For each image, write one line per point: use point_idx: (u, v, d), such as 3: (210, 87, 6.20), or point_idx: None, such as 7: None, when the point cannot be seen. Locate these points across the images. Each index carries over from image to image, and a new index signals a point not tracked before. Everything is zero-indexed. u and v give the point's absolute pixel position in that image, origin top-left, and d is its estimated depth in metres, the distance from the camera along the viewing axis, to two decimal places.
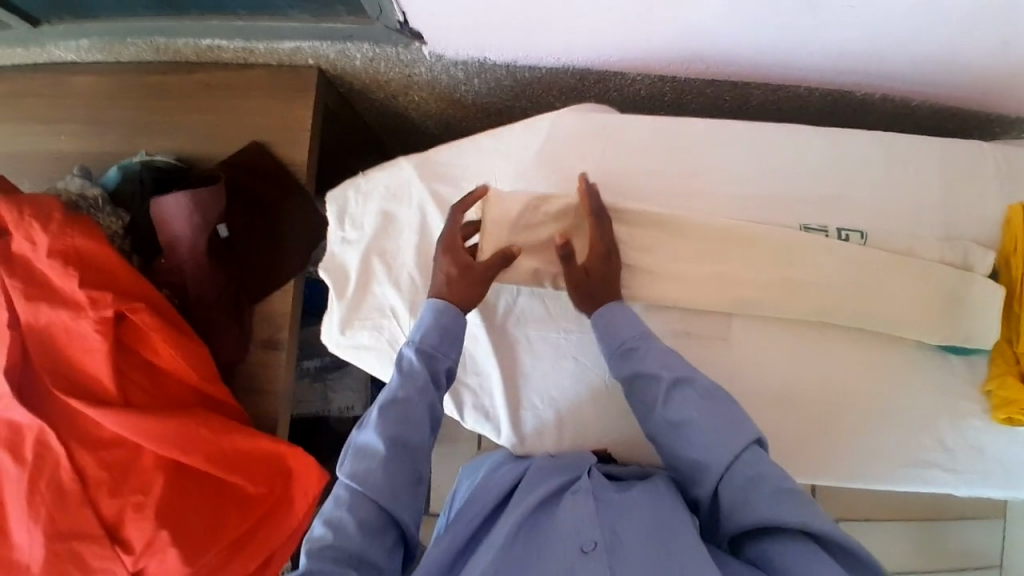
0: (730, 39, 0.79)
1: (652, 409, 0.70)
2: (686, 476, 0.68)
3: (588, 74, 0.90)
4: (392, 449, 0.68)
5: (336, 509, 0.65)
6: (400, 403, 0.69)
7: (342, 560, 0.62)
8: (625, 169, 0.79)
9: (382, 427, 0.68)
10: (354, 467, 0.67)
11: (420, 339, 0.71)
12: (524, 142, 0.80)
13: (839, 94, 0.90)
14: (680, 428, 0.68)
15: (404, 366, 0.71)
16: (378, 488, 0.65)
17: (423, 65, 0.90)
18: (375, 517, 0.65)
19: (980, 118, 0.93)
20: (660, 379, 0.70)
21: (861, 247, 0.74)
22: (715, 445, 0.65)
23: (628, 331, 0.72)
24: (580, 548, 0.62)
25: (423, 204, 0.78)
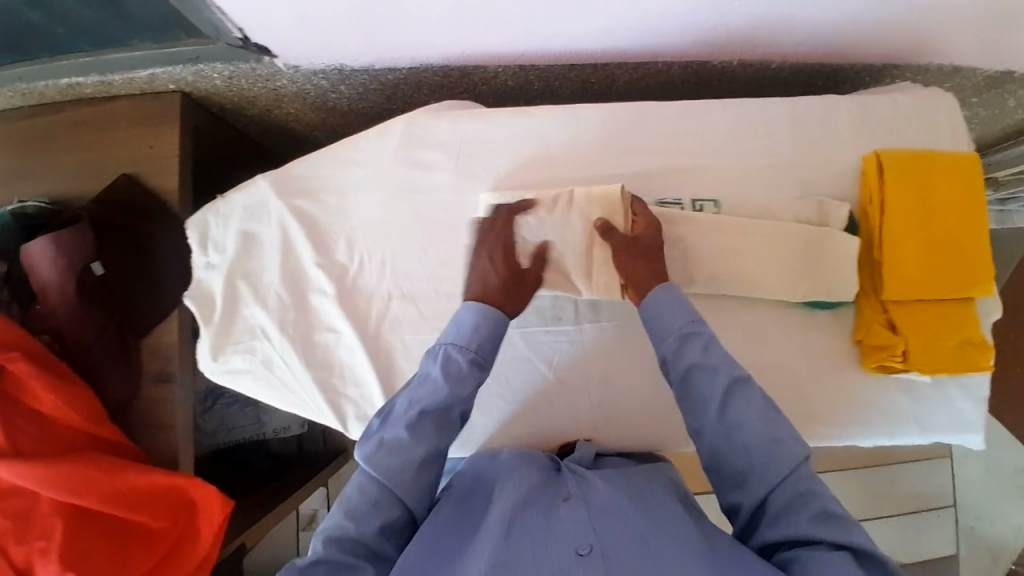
0: (572, 25, 0.79)
1: (709, 407, 0.64)
2: (730, 479, 0.64)
3: (450, 71, 0.90)
4: (428, 456, 0.65)
5: (358, 502, 0.63)
6: (442, 410, 0.66)
7: (355, 552, 0.61)
8: (486, 164, 0.79)
9: (423, 432, 0.65)
10: (385, 463, 0.64)
11: (473, 347, 0.67)
12: (378, 150, 0.79)
13: (699, 65, 0.91)
14: (737, 431, 0.63)
15: (454, 371, 0.66)
16: (404, 486, 0.64)
17: (284, 78, 0.89)
18: (397, 516, 0.64)
19: (846, 71, 0.94)
20: (718, 374, 0.64)
21: (714, 214, 0.76)
22: (773, 455, 0.62)
23: (681, 321, 0.67)
24: (576, 551, 0.60)
25: (283, 222, 0.78)
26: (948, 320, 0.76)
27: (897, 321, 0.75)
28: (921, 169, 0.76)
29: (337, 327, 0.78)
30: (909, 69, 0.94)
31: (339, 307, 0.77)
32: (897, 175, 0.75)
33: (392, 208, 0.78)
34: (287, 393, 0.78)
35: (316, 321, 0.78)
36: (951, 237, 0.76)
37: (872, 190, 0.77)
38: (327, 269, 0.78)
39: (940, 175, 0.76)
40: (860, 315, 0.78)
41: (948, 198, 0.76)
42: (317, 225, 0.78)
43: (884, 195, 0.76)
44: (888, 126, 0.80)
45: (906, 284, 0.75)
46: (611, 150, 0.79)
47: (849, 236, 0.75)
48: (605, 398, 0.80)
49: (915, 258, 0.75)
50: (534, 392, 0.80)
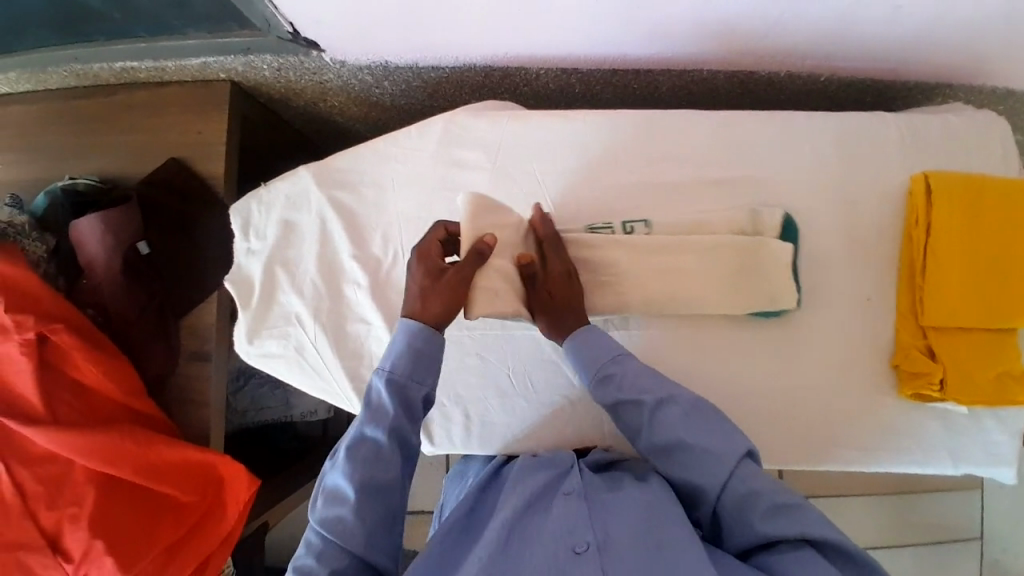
0: (616, 32, 0.80)
1: (641, 433, 0.70)
2: (685, 498, 0.69)
3: (493, 71, 0.91)
4: (361, 491, 0.64)
5: (307, 560, 0.63)
6: (369, 444, 0.65)
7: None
8: (523, 166, 0.79)
9: (350, 470, 0.64)
10: (324, 512, 0.64)
11: (391, 369, 0.67)
12: (417, 147, 0.80)
13: (744, 76, 0.90)
14: (671, 449, 0.68)
15: (374, 400, 0.66)
16: (349, 536, 0.62)
17: (331, 72, 0.91)
18: (346, 565, 0.62)
19: (897, 87, 0.92)
20: (642, 408, 0.69)
21: (645, 235, 0.76)
22: (709, 463, 0.65)
23: (600, 358, 0.72)
24: (571, 549, 0.62)
25: (322, 212, 0.80)
26: (992, 351, 0.74)
27: (937, 348, 0.73)
28: (971, 194, 0.74)
29: (368, 318, 0.79)
30: (964, 89, 0.91)
31: (372, 300, 0.79)
32: (944, 199, 0.74)
33: (429, 205, 0.80)
34: (316, 379, 0.79)
35: (349, 311, 0.79)
36: (999, 265, 0.74)
37: (919, 211, 0.75)
38: (362, 262, 0.79)
39: (991, 200, 0.74)
40: (896, 338, 0.76)
41: (997, 224, 0.74)
42: (355, 218, 0.80)
43: (929, 218, 0.74)
44: (936, 148, 0.78)
45: (949, 310, 0.73)
46: (648, 160, 0.79)
47: (783, 245, 0.74)
48: None
49: (960, 283, 0.73)
50: (556, 396, 0.81)
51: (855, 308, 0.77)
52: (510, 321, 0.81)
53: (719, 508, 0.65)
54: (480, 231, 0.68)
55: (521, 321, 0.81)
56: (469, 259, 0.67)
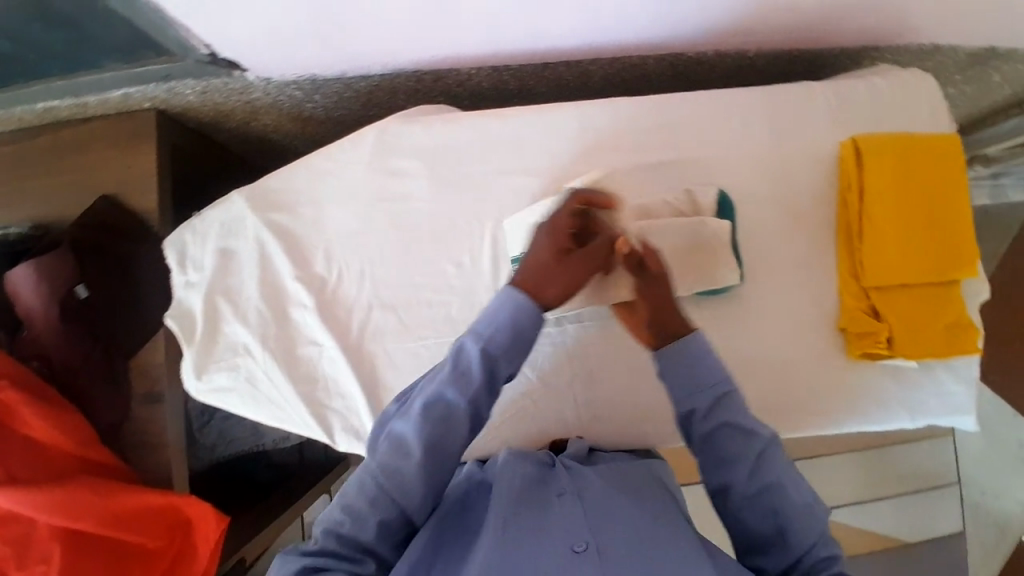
0: (540, 26, 0.79)
1: (738, 469, 0.61)
2: (751, 543, 0.62)
3: (423, 75, 0.89)
4: (427, 453, 0.58)
5: (355, 500, 0.57)
6: (445, 406, 0.59)
7: (349, 546, 0.56)
8: (460, 169, 0.79)
9: (421, 428, 0.58)
10: (382, 460, 0.58)
11: (487, 336, 0.59)
12: (351, 160, 0.78)
13: (674, 58, 0.90)
14: (767, 495, 0.60)
15: (464, 366, 0.59)
16: (405, 489, 0.58)
17: (257, 90, 0.88)
18: (393, 517, 0.58)
19: (824, 55, 0.93)
20: (749, 441, 0.61)
21: None
22: (803, 522, 0.60)
23: (710, 382, 0.62)
24: (571, 548, 0.59)
25: (260, 236, 0.77)
26: (934, 303, 0.75)
27: (879, 307, 0.75)
28: (900, 150, 0.75)
29: (319, 339, 0.77)
30: (889, 50, 0.93)
31: (320, 321, 0.77)
32: (874, 160, 0.75)
33: (368, 217, 0.78)
34: (271, 407, 0.77)
35: (297, 334, 0.77)
36: (933, 218, 0.75)
37: (850, 174, 0.76)
38: (306, 282, 0.77)
39: (919, 154, 0.76)
40: (840, 300, 0.77)
41: (928, 178, 0.76)
42: (294, 238, 0.78)
43: (861, 180, 0.76)
44: (864, 110, 0.79)
45: (887, 269, 0.74)
46: (583, 151, 0.79)
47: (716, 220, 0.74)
48: (593, 395, 0.80)
49: (896, 241, 0.74)
50: (517, 395, 0.80)
51: (797, 275, 0.78)
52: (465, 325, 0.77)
53: (795, 567, 0.60)
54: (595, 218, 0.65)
55: (475, 323, 0.78)
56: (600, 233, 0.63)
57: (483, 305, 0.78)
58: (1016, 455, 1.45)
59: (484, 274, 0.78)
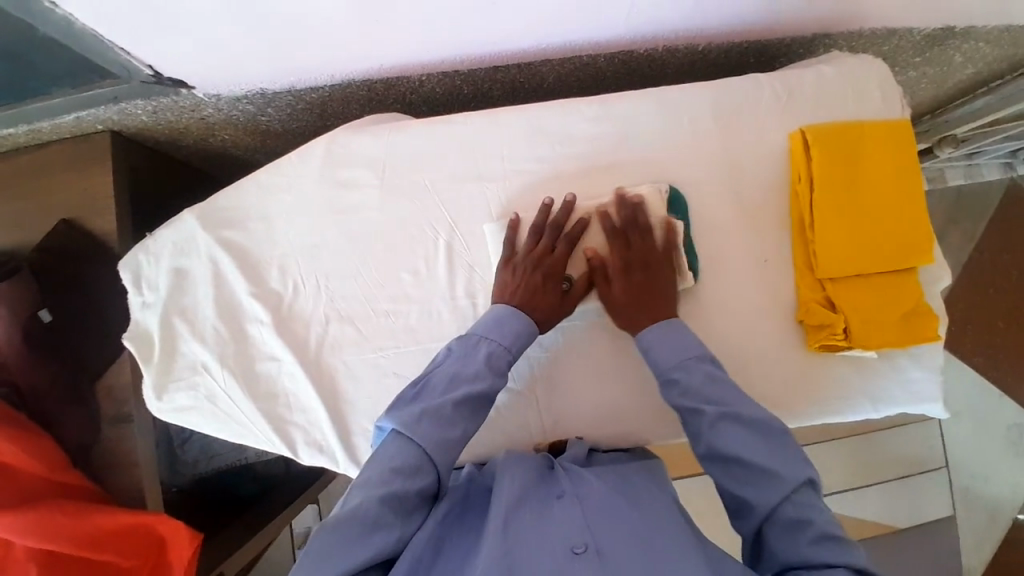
0: (485, 32, 0.79)
1: (697, 439, 0.68)
2: (730, 505, 0.66)
3: (375, 84, 0.90)
4: (466, 435, 0.66)
5: (403, 465, 0.62)
6: (479, 395, 0.67)
7: (396, 513, 0.60)
8: (410, 176, 0.78)
9: (461, 410, 0.66)
10: (429, 432, 0.64)
11: (511, 347, 0.70)
12: (300, 172, 0.78)
13: (625, 55, 0.91)
14: (725, 461, 0.65)
15: (495, 363, 0.69)
16: (445, 460, 0.64)
17: (210, 107, 0.89)
18: (432, 485, 0.63)
19: (777, 45, 0.93)
20: (702, 415, 0.67)
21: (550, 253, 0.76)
22: (765, 482, 0.63)
23: (669, 363, 0.70)
24: (571, 550, 0.59)
25: (212, 253, 0.77)
26: (892, 291, 0.75)
27: (835, 298, 0.74)
28: (849, 140, 0.75)
29: (278, 355, 0.77)
30: (842, 37, 0.92)
31: (277, 335, 0.76)
32: (822, 150, 0.75)
33: (320, 228, 0.77)
34: (233, 425, 0.76)
35: (256, 351, 0.77)
36: (885, 206, 0.75)
37: (800, 166, 0.76)
38: (262, 298, 0.76)
39: (869, 143, 0.76)
40: (797, 293, 0.77)
41: (876, 167, 0.75)
42: (248, 254, 0.77)
43: (812, 169, 0.75)
44: (814, 100, 0.79)
45: (841, 260, 0.74)
46: (533, 153, 0.79)
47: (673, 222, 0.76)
48: (559, 399, 0.80)
49: (849, 231, 0.74)
50: None
51: (755, 269, 0.78)
52: (422, 334, 0.77)
53: (767, 524, 0.62)
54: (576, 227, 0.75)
55: (432, 331, 0.77)
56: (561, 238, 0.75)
57: (441, 313, 0.77)
58: (1003, 435, 1.44)
59: (440, 280, 0.77)
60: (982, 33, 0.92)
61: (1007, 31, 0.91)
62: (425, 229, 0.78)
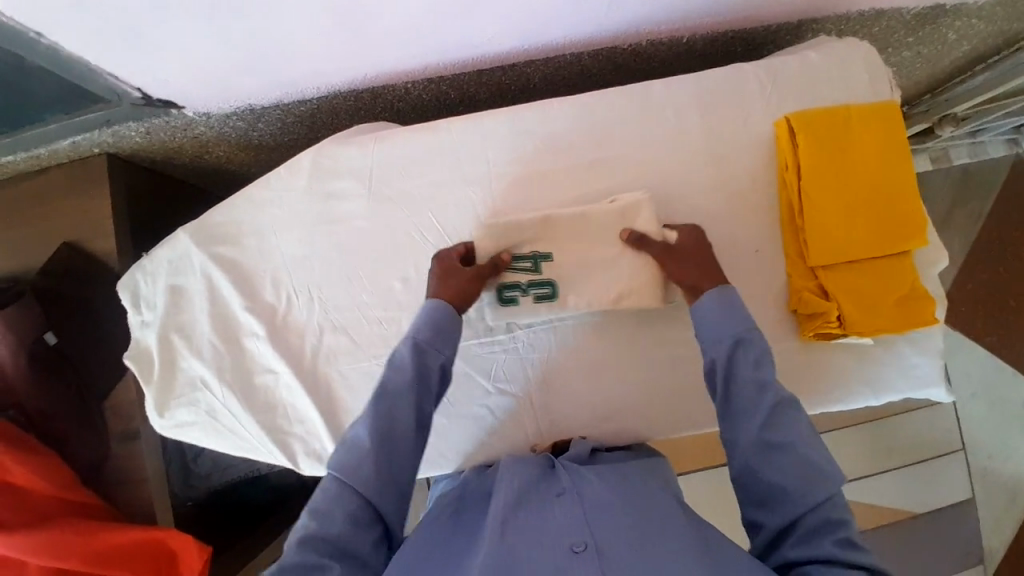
0: (465, 36, 0.80)
1: (750, 421, 0.63)
2: (757, 496, 0.62)
3: (361, 94, 0.90)
4: (380, 442, 0.62)
5: (321, 502, 0.60)
6: (383, 399, 0.64)
7: (322, 551, 0.57)
8: (397, 184, 0.78)
9: (368, 419, 0.63)
10: (341, 459, 0.62)
11: (415, 334, 0.67)
12: (288, 186, 0.78)
13: (609, 51, 0.91)
14: (779, 448, 0.62)
15: (397, 359, 0.66)
16: (364, 480, 0.60)
17: (201, 125, 0.90)
18: (356, 508, 0.59)
19: (761, 32, 0.92)
20: (765, 393, 0.64)
21: (525, 274, 0.75)
22: (812, 479, 0.60)
23: (733, 326, 0.67)
24: (571, 548, 0.59)
25: (206, 270, 0.78)
26: (885, 276, 0.74)
27: (828, 285, 0.74)
28: (835, 124, 0.74)
29: (274, 367, 0.77)
30: (828, 20, 0.92)
31: (272, 347, 0.77)
32: (807, 137, 0.74)
33: (310, 241, 0.78)
34: (234, 439, 0.77)
35: (253, 364, 0.77)
36: (876, 189, 0.74)
37: (786, 153, 0.75)
38: (256, 311, 0.77)
39: (857, 126, 0.74)
40: (789, 281, 0.76)
41: (865, 151, 0.74)
42: (241, 269, 0.78)
43: (798, 156, 0.74)
44: (800, 87, 0.78)
45: (831, 247, 0.73)
46: (518, 155, 0.79)
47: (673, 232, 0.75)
48: (558, 401, 0.79)
49: (839, 216, 0.73)
50: (478, 407, 0.80)
51: (747, 261, 0.77)
52: None
53: (798, 521, 0.60)
54: (564, 228, 0.75)
55: None
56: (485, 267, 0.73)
57: None
58: (1020, 415, 1.42)
59: None
60: (974, 9, 0.91)
61: (997, 5, 0.89)
62: (415, 236, 0.78)
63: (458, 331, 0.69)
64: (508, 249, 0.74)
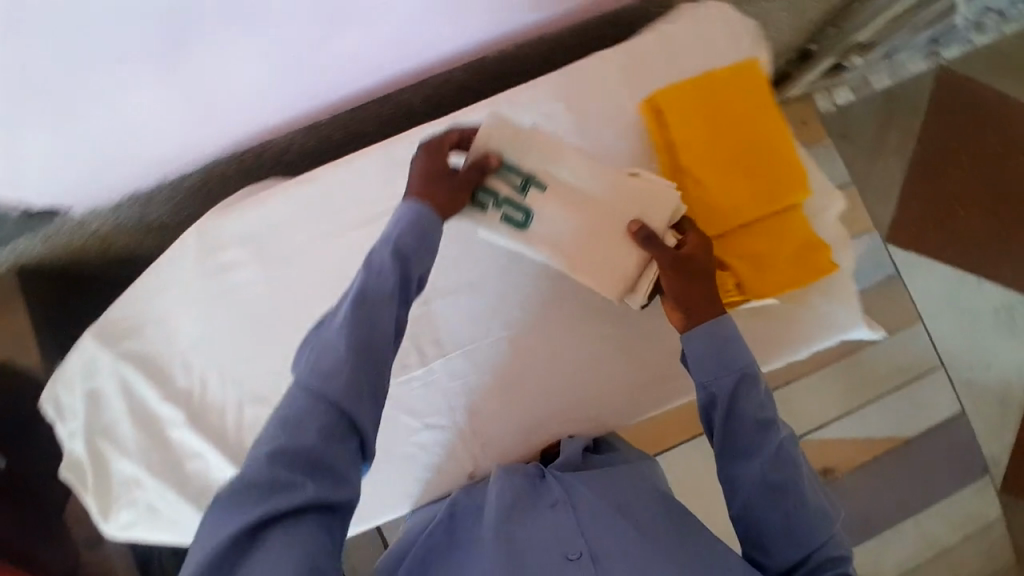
0: (325, 80, 0.80)
1: (752, 463, 0.62)
2: (759, 540, 0.61)
3: (241, 155, 0.87)
4: (355, 349, 0.54)
5: (292, 412, 0.51)
6: (354, 307, 0.56)
7: (294, 468, 0.49)
8: (288, 241, 0.78)
9: (342, 323, 0.55)
10: (309, 366, 0.53)
11: (393, 238, 0.59)
12: (180, 266, 0.78)
13: (479, 63, 0.90)
14: (783, 491, 0.61)
15: (372, 265, 0.58)
16: (341, 388, 0.52)
17: (93, 223, 0.87)
18: (332, 419, 0.51)
19: (625, 13, 0.93)
20: (768, 432, 0.62)
21: (506, 187, 0.72)
22: (815, 521, 0.60)
23: (738, 359, 0.63)
24: (565, 556, 0.63)
25: (115, 368, 0.76)
26: (778, 233, 0.73)
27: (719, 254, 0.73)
28: (697, 92, 0.74)
29: (201, 451, 0.75)
30: None
31: (195, 431, 0.75)
32: (671, 111, 0.74)
33: (213, 315, 0.77)
34: (175, 531, 0.77)
35: (181, 452, 0.76)
36: (750, 150, 0.74)
37: (654, 132, 0.75)
38: (173, 399, 0.76)
39: (720, 90, 0.74)
40: None
41: (733, 113, 0.74)
42: (151, 359, 0.76)
43: (665, 133, 0.75)
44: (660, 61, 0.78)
45: (717, 215, 0.72)
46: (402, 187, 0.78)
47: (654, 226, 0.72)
48: (495, 418, 0.80)
49: (718, 183, 0.73)
50: (414, 446, 0.78)
51: None
52: None
53: (799, 561, 0.60)
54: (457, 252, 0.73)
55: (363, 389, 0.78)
56: (471, 169, 0.69)
57: None
58: (992, 319, 1.43)
59: None
60: None
61: None
62: (317, 290, 0.78)
63: (440, 235, 0.62)
64: (498, 153, 0.70)
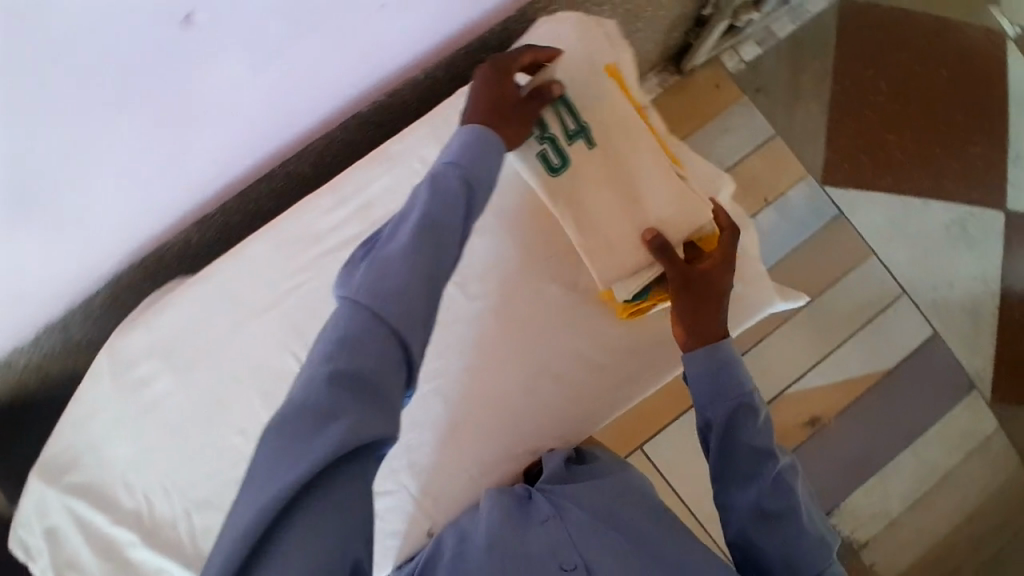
0: (200, 177, 0.80)
1: (751, 488, 0.69)
2: (756, 564, 0.69)
3: (145, 262, 0.88)
4: (420, 275, 0.54)
5: (349, 333, 0.51)
6: (420, 224, 0.57)
7: (351, 395, 0.49)
8: (200, 342, 0.79)
9: (409, 243, 0.55)
10: (367, 282, 0.53)
11: (464, 161, 0.61)
12: (101, 391, 0.79)
13: (357, 118, 0.91)
14: (780, 518, 0.67)
15: (441, 185, 0.59)
16: (398, 313, 0.52)
17: (19, 360, 0.88)
18: (387, 346, 0.51)
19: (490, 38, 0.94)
20: (764, 464, 0.69)
21: (554, 122, 0.80)
22: (811, 550, 0.67)
23: (739, 391, 0.71)
24: (560, 566, 0.69)
25: (62, 503, 0.77)
26: None
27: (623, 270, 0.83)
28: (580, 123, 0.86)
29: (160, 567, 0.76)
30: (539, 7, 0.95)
31: (151, 548, 0.76)
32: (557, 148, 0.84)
33: (144, 431, 0.78)
34: None
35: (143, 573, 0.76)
36: None
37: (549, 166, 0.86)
38: (124, 521, 0.76)
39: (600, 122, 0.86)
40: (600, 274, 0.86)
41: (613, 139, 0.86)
42: (95, 486, 0.78)
43: None
44: None
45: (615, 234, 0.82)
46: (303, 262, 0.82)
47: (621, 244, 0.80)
48: (437, 467, 0.81)
49: None
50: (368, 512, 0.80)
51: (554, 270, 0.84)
52: None
53: None
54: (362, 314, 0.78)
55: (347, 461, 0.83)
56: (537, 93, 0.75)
57: None
58: (945, 236, 1.42)
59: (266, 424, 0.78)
60: None
61: None
62: (237, 383, 0.79)
63: (499, 154, 0.63)
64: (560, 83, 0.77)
